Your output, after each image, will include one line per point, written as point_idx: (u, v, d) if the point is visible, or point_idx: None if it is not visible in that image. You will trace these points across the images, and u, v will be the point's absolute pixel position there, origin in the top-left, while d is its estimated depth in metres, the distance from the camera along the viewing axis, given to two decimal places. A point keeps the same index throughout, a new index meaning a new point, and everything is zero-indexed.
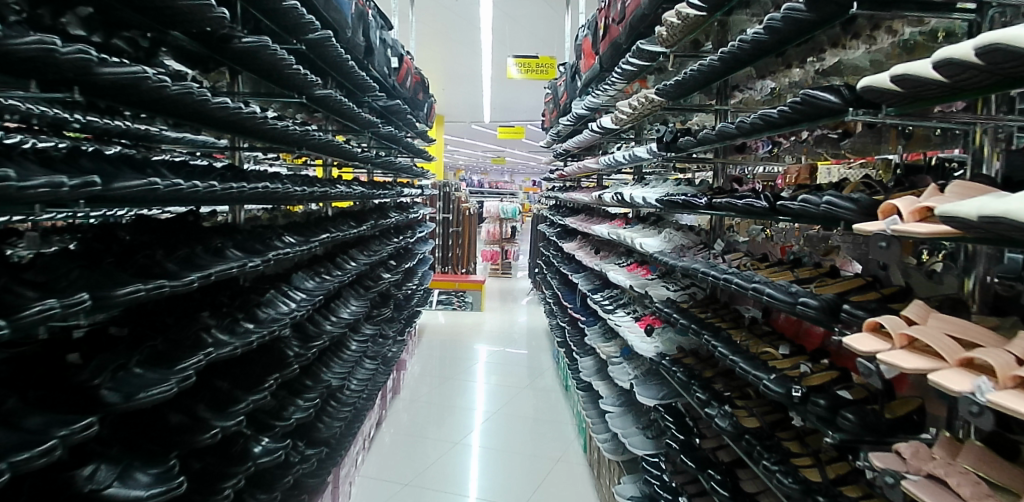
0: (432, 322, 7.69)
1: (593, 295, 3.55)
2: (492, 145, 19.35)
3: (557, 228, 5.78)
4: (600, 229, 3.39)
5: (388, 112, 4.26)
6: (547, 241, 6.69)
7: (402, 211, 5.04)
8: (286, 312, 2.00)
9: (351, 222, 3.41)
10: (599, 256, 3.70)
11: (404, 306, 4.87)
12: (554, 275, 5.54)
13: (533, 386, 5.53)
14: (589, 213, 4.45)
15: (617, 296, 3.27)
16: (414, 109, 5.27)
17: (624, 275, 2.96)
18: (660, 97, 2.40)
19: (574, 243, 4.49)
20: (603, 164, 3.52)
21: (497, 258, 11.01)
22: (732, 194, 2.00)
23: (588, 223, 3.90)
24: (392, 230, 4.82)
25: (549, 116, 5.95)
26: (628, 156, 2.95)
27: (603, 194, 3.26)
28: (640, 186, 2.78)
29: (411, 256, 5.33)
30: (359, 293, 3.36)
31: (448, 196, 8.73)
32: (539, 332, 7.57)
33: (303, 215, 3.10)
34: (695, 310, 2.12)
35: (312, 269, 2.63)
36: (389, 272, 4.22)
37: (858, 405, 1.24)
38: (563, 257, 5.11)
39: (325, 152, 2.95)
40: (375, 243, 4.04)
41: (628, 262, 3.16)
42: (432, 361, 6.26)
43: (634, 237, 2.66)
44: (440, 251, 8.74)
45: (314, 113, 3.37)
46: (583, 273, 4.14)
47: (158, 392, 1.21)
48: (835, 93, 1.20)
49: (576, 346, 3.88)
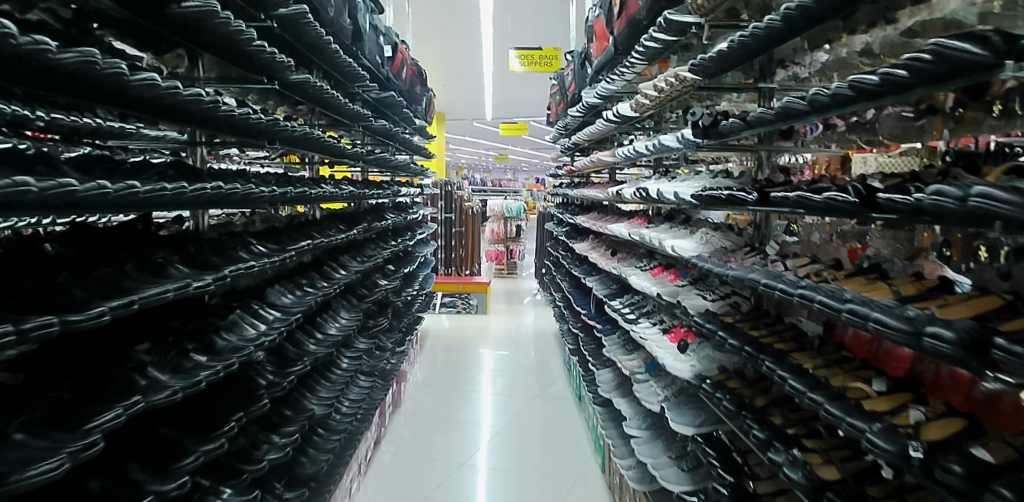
0: (436, 326, 7.35)
1: (611, 302, 3.19)
2: (494, 142, 18.98)
3: (566, 227, 5.43)
4: (617, 229, 3.04)
5: (383, 105, 3.91)
6: (555, 241, 6.34)
7: (401, 213, 4.69)
8: (255, 336, 1.66)
9: (341, 226, 3.07)
10: (616, 259, 3.35)
11: (405, 314, 4.53)
12: (564, 277, 5.19)
13: (544, 394, 5.21)
14: (603, 210, 4.10)
15: (640, 304, 2.91)
16: (411, 103, 4.93)
17: (647, 280, 2.61)
18: (694, 75, 2.00)
19: (586, 244, 4.14)
20: (619, 157, 3.16)
21: (502, 258, 10.65)
22: (790, 187, 1.65)
23: (603, 222, 3.54)
24: (390, 233, 4.49)
25: (556, 108, 5.60)
26: (650, 145, 2.59)
27: (621, 189, 2.90)
28: (667, 180, 2.43)
29: (411, 259, 4.99)
30: (351, 303, 3.02)
31: (450, 195, 8.40)
32: (548, 336, 7.21)
33: (285, 219, 2.76)
34: (743, 325, 1.78)
35: (292, 281, 2.28)
36: (386, 278, 3.88)
37: (1016, 473, 0.89)
38: (574, 259, 4.75)
39: (309, 147, 2.62)
40: (370, 247, 3.71)
41: (651, 265, 2.81)
42: (435, 369, 5.92)
43: (661, 238, 2.31)
44: (442, 252, 8.40)
45: (298, 105, 3.03)
46: (598, 277, 3.79)
47: (42, 470, 0.87)
48: (981, 44, 0.89)
49: (592, 356, 3.53)
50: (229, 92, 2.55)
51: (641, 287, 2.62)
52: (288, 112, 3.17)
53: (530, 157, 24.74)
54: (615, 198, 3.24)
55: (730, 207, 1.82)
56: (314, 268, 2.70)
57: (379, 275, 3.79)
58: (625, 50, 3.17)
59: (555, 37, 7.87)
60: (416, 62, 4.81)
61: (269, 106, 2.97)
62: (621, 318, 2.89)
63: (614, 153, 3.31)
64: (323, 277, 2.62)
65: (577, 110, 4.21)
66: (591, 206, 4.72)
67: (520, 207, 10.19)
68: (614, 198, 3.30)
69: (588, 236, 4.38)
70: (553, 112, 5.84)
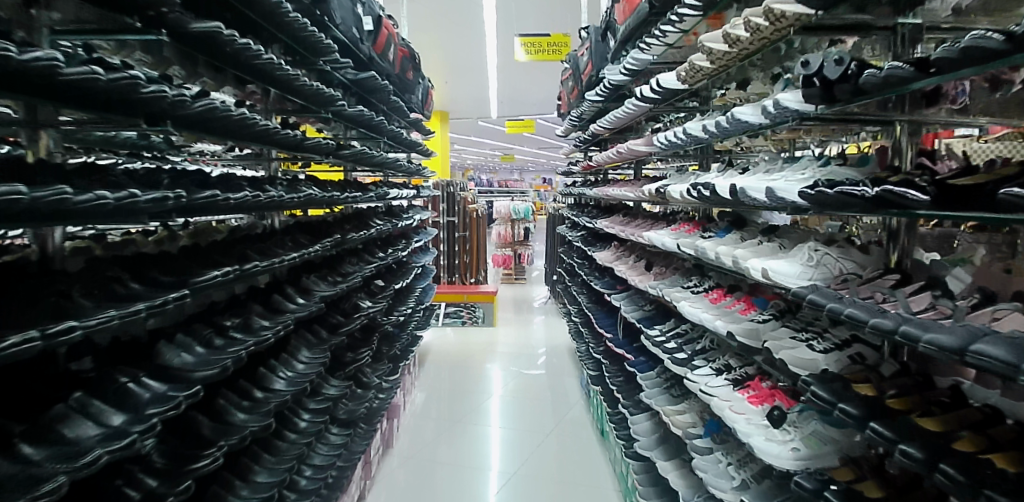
0: (439, 342, 6.66)
1: (648, 330, 2.49)
2: (500, 140, 18.27)
3: (583, 231, 4.71)
4: (657, 238, 2.33)
5: (364, 90, 3.23)
6: (569, 246, 5.64)
7: (392, 219, 4.00)
8: (97, 440, 0.99)
9: (305, 238, 2.39)
10: (652, 274, 2.65)
11: (399, 338, 3.85)
12: (581, 289, 4.49)
13: (561, 423, 4.51)
14: (630, 213, 3.39)
15: (690, 336, 2.22)
16: (403, 91, 4.23)
17: (706, 309, 1.91)
18: (797, 11, 1.31)
19: (611, 254, 3.43)
20: (657, 145, 2.45)
21: (510, 263, 9.96)
22: (1003, 178, 0.96)
23: (633, 228, 2.83)
24: (378, 243, 3.80)
25: (569, 96, 4.88)
26: (706, 124, 1.87)
27: (663, 187, 2.19)
28: (742, 172, 1.73)
29: (405, 271, 4.30)
30: (316, 339, 2.33)
31: (452, 196, 7.70)
32: (562, 349, 6.50)
33: (222, 233, 2.08)
34: (902, 406, 1.08)
35: (211, 320, 1.60)
36: (371, 299, 3.20)
37: None
38: (593, 270, 4.05)
39: (256, 140, 1.94)
40: (350, 262, 3.02)
41: (706, 287, 2.11)
42: (437, 394, 5.23)
43: (732, 254, 1.61)
44: (445, 258, 7.73)
45: (246, 85, 2.35)
46: (627, 294, 3.08)
47: None
48: None
49: (623, 394, 2.83)
50: (137, 62, 1.87)
51: (696, 319, 1.93)
52: (236, 94, 2.49)
53: (537, 156, 23.97)
54: (651, 198, 2.52)
55: (875, 211, 1.12)
56: (259, 298, 2.01)
57: (361, 297, 3.10)
58: (663, 7, 2.46)
59: (564, 22, 7.20)
60: (406, 43, 4.13)
61: (207, 87, 2.29)
62: (665, 355, 2.19)
63: (648, 141, 2.59)
64: (267, 311, 1.94)
65: (598, 90, 3.50)
66: (614, 207, 4.01)
67: (528, 208, 9.47)
68: (649, 198, 2.59)
69: (611, 244, 3.67)
70: (565, 100, 5.11)
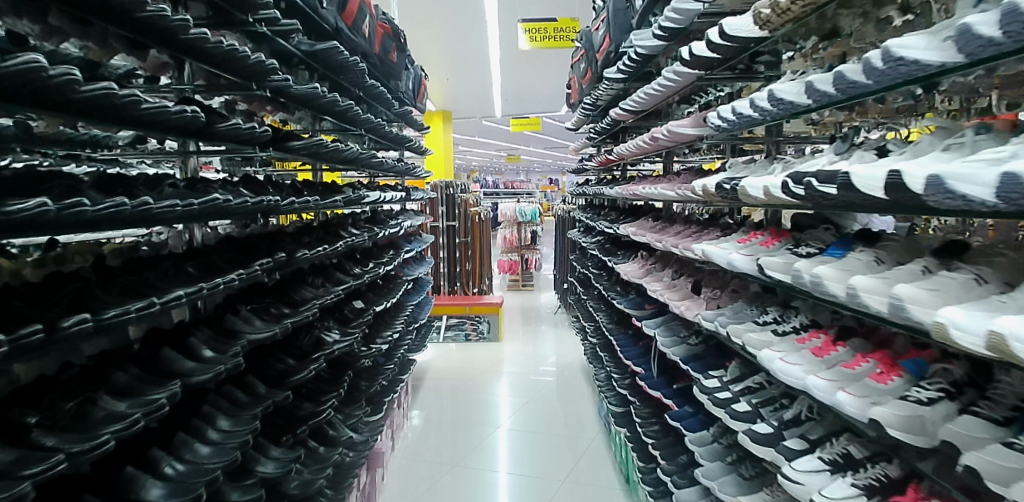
0: (439, 359, 6.00)
1: (702, 377, 1.81)
2: (504, 141, 17.64)
3: (599, 238, 4.02)
4: (709, 250, 1.65)
5: (327, 67, 2.57)
6: (581, 251, 4.96)
7: (374, 227, 3.34)
8: None
9: (231, 256, 1.74)
10: (701, 298, 1.98)
11: (386, 370, 3.20)
12: (599, 303, 3.81)
13: (580, 458, 3.80)
14: (662, 216, 2.70)
15: (771, 397, 1.53)
16: (387, 76, 3.58)
17: (812, 366, 1.24)
18: None
19: (639, 268, 2.75)
20: (707, 125, 1.77)
21: (517, 268, 9.34)
22: None
23: (669, 236, 2.15)
24: (356, 257, 3.13)
25: (580, 80, 4.21)
26: (807, 82, 1.21)
27: (730, 181, 1.52)
28: (881, 156, 1.07)
29: (392, 287, 3.64)
30: (243, 398, 1.69)
31: (452, 199, 7.06)
32: (576, 365, 5.81)
33: (93, 256, 1.44)
34: None
35: (10, 412, 0.98)
36: (341, 327, 2.55)
37: None
38: (615, 285, 3.37)
39: (142, 121, 1.30)
40: (309, 284, 2.36)
41: (798, 327, 1.44)
42: (435, 421, 4.54)
43: (889, 293, 0.95)
44: (445, 266, 7.08)
45: (147, 51, 1.70)
46: (664, 320, 2.40)
47: None
48: None
49: (663, 453, 2.16)
50: None
51: (794, 381, 1.26)
52: (142, 66, 1.84)
53: (543, 156, 23.29)
54: (699, 200, 1.85)
55: None
56: (142, 352, 1.37)
57: (326, 327, 2.45)
58: None
59: (571, 6, 6.54)
60: (388, 19, 3.48)
61: (88, 54, 1.65)
62: (732, 424, 1.52)
63: (693, 121, 1.89)
64: (150, 373, 1.30)
65: (621, 65, 2.83)
66: (639, 208, 3.34)
67: (536, 210, 8.69)
68: (694, 199, 1.91)
69: (638, 254, 2.99)
70: (577, 86, 4.42)
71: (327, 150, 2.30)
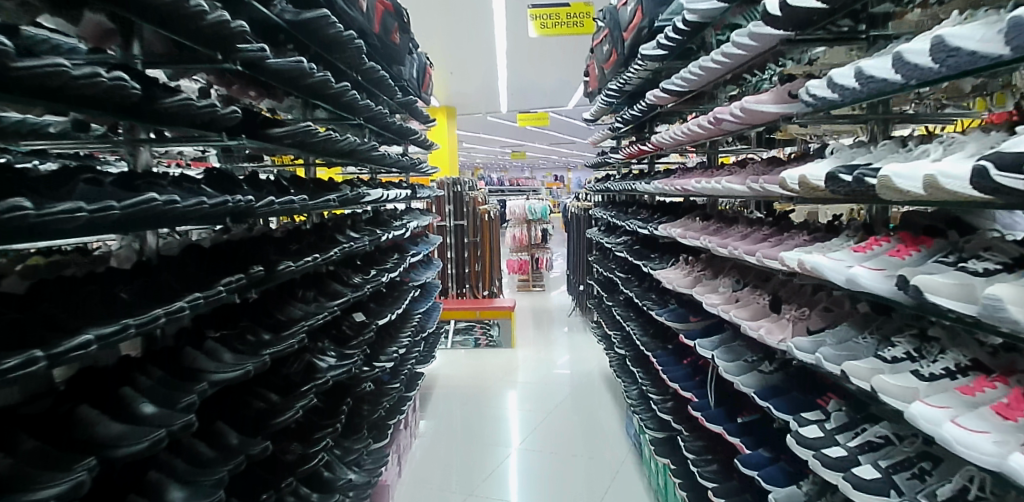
0: (448, 367, 5.61)
1: (793, 421, 1.42)
2: (510, 136, 17.20)
3: (626, 238, 3.63)
4: (807, 262, 1.26)
5: (318, 42, 2.18)
6: (602, 251, 4.56)
7: (376, 229, 2.95)
8: None
9: (192, 272, 1.36)
10: (782, 318, 1.58)
11: (391, 391, 2.81)
12: (627, 311, 3.42)
13: (609, 482, 3.41)
14: (712, 214, 2.30)
15: (906, 459, 1.14)
16: (389, 59, 3.19)
17: (1011, 438, 0.85)
18: None
19: (685, 276, 2.35)
20: (802, 99, 1.33)
21: (527, 268, 8.92)
22: None
23: (735, 241, 1.75)
24: (356, 264, 2.74)
25: (602, 65, 3.81)
26: (1009, 19, 0.79)
27: (851, 171, 1.13)
28: None
29: (397, 295, 3.26)
30: (208, 453, 1.31)
31: (459, 197, 6.67)
32: (595, 371, 5.40)
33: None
34: None
35: None
36: (336, 348, 2.17)
37: None
38: (650, 292, 2.97)
39: (66, 99, 0.95)
40: (299, 299, 1.98)
41: (956, 370, 1.05)
42: (446, 437, 4.15)
43: None
44: (453, 267, 6.68)
45: (79, 11, 1.32)
46: (724, 338, 2.00)
47: None
48: None
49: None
50: None
51: (979, 459, 0.87)
52: (80, 34, 1.46)
53: (548, 151, 22.83)
54: (786, 196, 1.44)
55: None
56: (55, 409, 0.98)
57: (319, 349, 2.06)
58: None
59: None
60: None
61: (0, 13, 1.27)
62: (856, 498, 1.14)
63: (775, 96, 1.47)
64: (55, 446, 0.90)
65: (661, 39, 2.42)
66: (677, 205, 2.94)
67: (545, 207, 8.47)
68: (776, 195, 1.50)
69: (680, 258, 2.60)
70: (597, 72, 4.02)
71: (326, 139, 1.92)
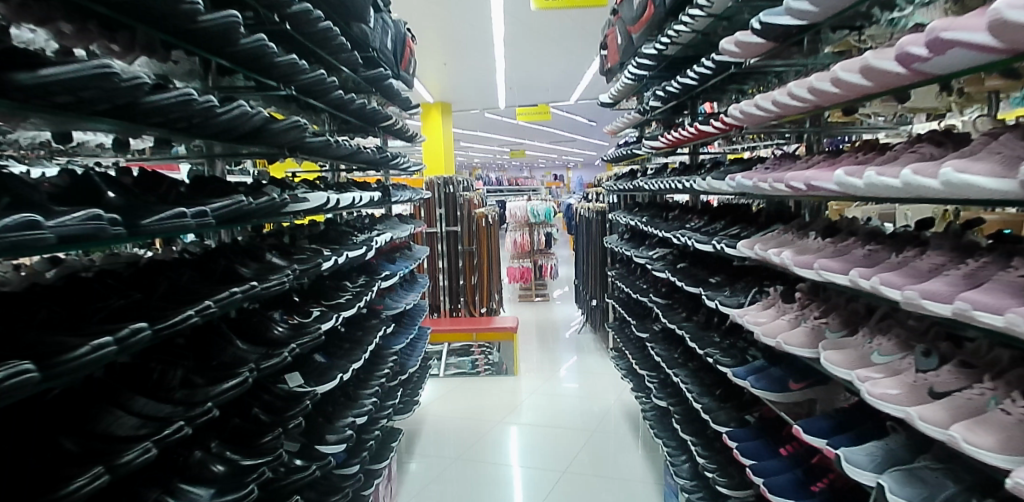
0: (440, 400, 4.74)
1: None
2: (509, 134, 16.30)
3: (664, 252, 2.77)
4: None
5: None
6: (626, 264, 3.68)
7: (324, 248, 2.08)
8: None
9: None
10: None
11: (344, 484, 1.94)
12: (671, 351, 2.55)
13: None
14: (835, 227, 1.45)
15: None
16: (347, 14, 2.33)
17: None
18: None
19: (788, 323, 1.48)
20: None
21: (529, 275, 7.99)
22: None
23: (960, 288, 0.89)
24: (288, 302, 1.87)
25: (628, 29, 2.94)
26: None
27: None
28: None
29: (362, 334, 2.38)
30: None
31: (451, 199, 5.81)
32: (617, 406, 4.48)
33: None
34: None
35: None
36: (231, 455, 1.30)
37: None
38: (710, 333, 2.11)
39: None
40: (145, 393, 1.11)
41: None
42: (432, 496, 3.27)
43: None
44: (446, 280, 5.83)
45: None
46: (893, 449, 1.14)
47: None
48: None
49: None
50: None
51: None
52: None
53: (548, 150, 21.89)
54: None
55: None
56: None
57: (195, 471, 1.19)
58: None
59: None
60: None
61: None
62: None
63: None
64: None
65: None
66: (747, 210, 2.08)
67: (549, 209, 7.60)
68: None
69: (768, 290, 1.74)
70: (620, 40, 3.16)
71: (188, 102, 1.07)
